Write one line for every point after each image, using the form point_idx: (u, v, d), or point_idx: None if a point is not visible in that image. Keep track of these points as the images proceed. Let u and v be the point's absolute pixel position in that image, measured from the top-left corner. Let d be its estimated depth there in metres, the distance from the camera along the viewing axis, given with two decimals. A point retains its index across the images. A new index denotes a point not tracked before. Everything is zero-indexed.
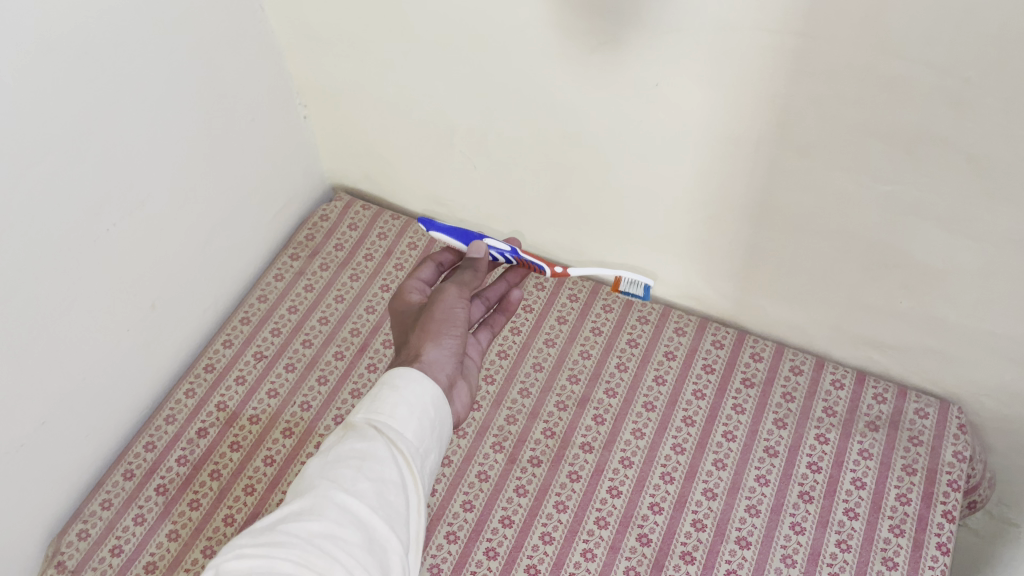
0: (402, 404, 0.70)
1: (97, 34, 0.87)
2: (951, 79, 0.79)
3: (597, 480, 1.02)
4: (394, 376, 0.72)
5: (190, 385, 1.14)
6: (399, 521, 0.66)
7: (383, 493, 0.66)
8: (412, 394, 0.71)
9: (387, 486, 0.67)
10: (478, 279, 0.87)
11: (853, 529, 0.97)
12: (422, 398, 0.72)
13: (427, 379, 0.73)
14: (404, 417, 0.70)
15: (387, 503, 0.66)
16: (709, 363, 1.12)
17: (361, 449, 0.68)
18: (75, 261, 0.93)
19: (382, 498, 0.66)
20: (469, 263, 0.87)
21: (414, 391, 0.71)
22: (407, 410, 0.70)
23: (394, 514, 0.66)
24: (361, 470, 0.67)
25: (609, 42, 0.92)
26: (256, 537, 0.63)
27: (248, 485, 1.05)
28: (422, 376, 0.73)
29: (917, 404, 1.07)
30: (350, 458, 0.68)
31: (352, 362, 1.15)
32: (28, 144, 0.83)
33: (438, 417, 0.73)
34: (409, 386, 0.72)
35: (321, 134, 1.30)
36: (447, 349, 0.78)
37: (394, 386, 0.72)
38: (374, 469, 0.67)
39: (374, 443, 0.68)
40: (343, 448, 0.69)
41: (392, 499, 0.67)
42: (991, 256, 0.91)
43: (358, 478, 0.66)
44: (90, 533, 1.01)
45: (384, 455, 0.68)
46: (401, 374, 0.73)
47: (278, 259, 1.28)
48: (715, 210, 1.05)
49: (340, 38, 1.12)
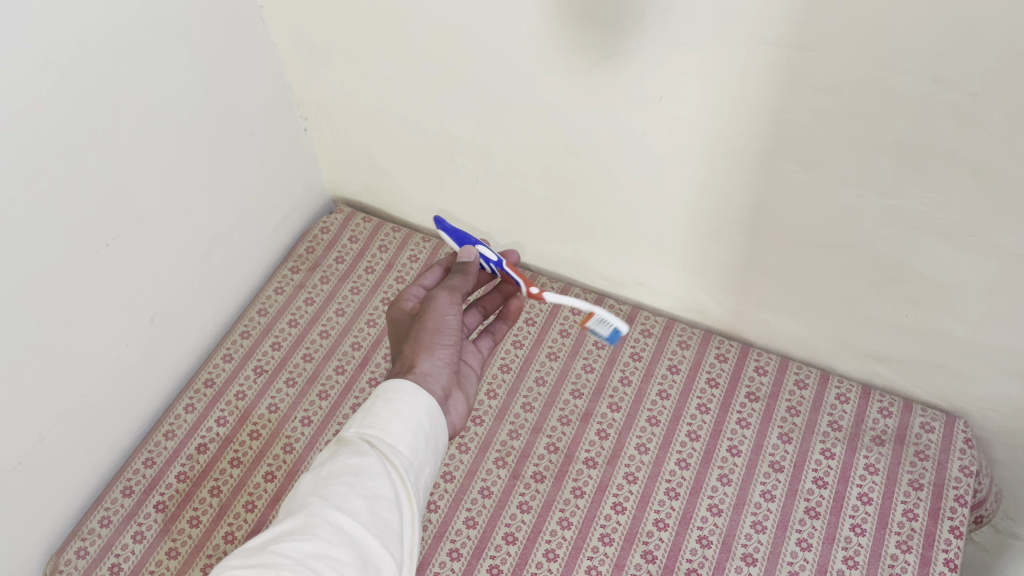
0: (397, 417, 0.70)
1: (96, 48, 0.86)
2: (958, 94, 0.79)
3: (601, 496, 1.01)
4: (389, 389, 0.72)
5: (190, 401, 1.13)
6: (393, 538, 0.65)
7: (376, 510, 0.66)
8: (407, 408, 0.70)
9: (381, 502, 0.66)
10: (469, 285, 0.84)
11: (860, 545, 0.96)
12: (416, 410, 0.71)
13: (422, 391, 0.72)
14: (397, 431, 0.69)
15: (380, 520, 0.66)
16: (713, 377, 1.11)
17: (354, 465, 0.68)
18: (73, 278, 0.92)
19: (375, 515, 0.66)
20: (459, 268, 0.85)
21: (408, 404, 0.71)
22: (401, 424, 0.69)
23: (387, 531, 0.65)
24: (354, 486, 0.66)
25: (612, 55, 0.92)
26: (247, 557, 0.63)
27: (248, 502, 1.03)
28: (416, 388, 0.72)
29: (923, 418, 1.06)
30: (342, 474, 0.67)
31: (353, 376, 1.14)
32: (27, 160, 0.82)
33: (433, 430, 0.72)
34: (402, 399, 0.71)
35: (322, 147, 1.29)
36: (441, 359, 0.77)
37: (388, 399, 0.71)
38: (367, 485, 0.67)
39: (367, 458, 0.68)
40: (336, 463, 0.69)
41: (386, 515, 0.66)
42: (998, 270, 0.90)
43: (350, 495, 0.66)
44: (89, 552, 1.00)
45: (377, 471, 0.68)
46: (396, 386, 0.72)
47: (278, 272, 1.27)
48: (719, 224, 1.04)
49: (340, 51, 1.12)
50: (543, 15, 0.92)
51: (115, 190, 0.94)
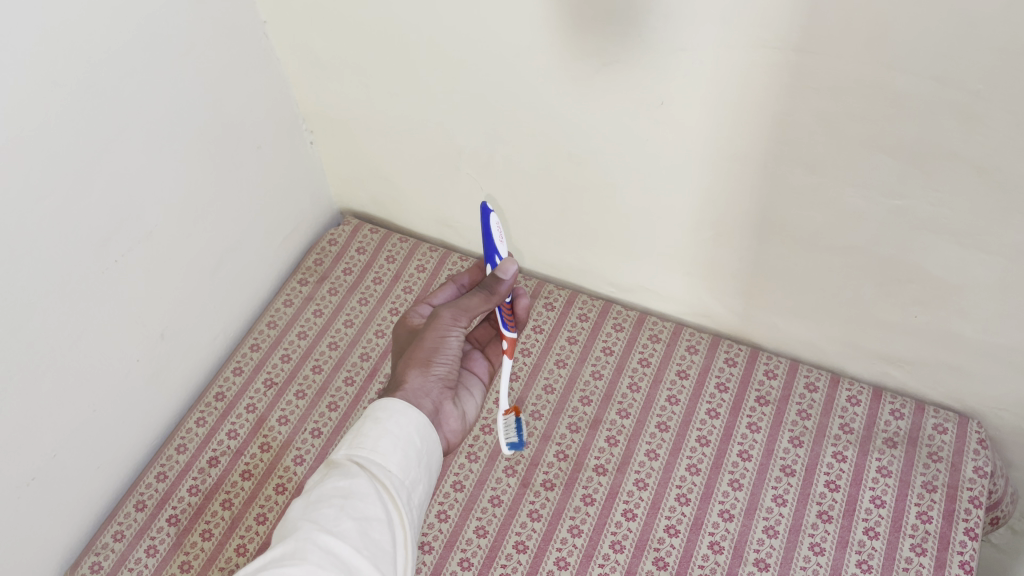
0: (386, 436, 0.71)
1: (103, 67, 0.87)
2: (961, 92, 0.78)
3: (611, 503, 1.01)
4: (378, 409, 0.73)
5: (201, 414, 1.14)
6: (385, 559, 0.66)
7: (368, 532, 0.66)
8: (397, 426, 0.72)
9: (372, 523, 0.67)
10: (487, 304, 0.80)
11: (873, 549, 0.95)
12: (406, 428, 0.72)
13: (411, 408, 0.74)
14: (387, 450, 0.70)
15: (372, 541, 0.66)
16: (723, 382, 1.11)
17: (344, 487, 0.68)
18: (83, 295, 0.93)
19: (367, 536, 0.66)
20: (487, 282, 0.80)
21: (398, 422, 0.72)
22: (390, 443, 0.71)
23: (379, 551, 0.66)
24: (345, 509, 0.66)
25: (611, 61, 0.92)
26: None
27: (260, 514, 1.04)
28: (406, 407, 0.74)
29: (935, 419, 1.05)
30: (333, 497, 0.67)
31: (362, 387, 1.15)
32: (34, 177, 0.83)
33: (424, 447, 0.74)
34: (392, 417, 0.73)
35: (329, 159, 1.30)
36: (434, 375, 0.81)
37: (378, 419, 0.73)
38: (357, 507, 0.67)
39: (356, 479, 0.69)
40: (326, 486, 0.69)
41: (378, 536, 0.66)
42: (1006, 270, 0.90)
43: (340, 518, 0.66)
44: (103, 566, 1.01)
45: (367, 492, 0.68)
46: (385, 406, 0.74)
47: (287, 285, 1.28)
48: (724, 228, 1.04)
49: (346, 65, 1.12)
50: (547, 24, 0.92)
51: (123, 206, 0.95)
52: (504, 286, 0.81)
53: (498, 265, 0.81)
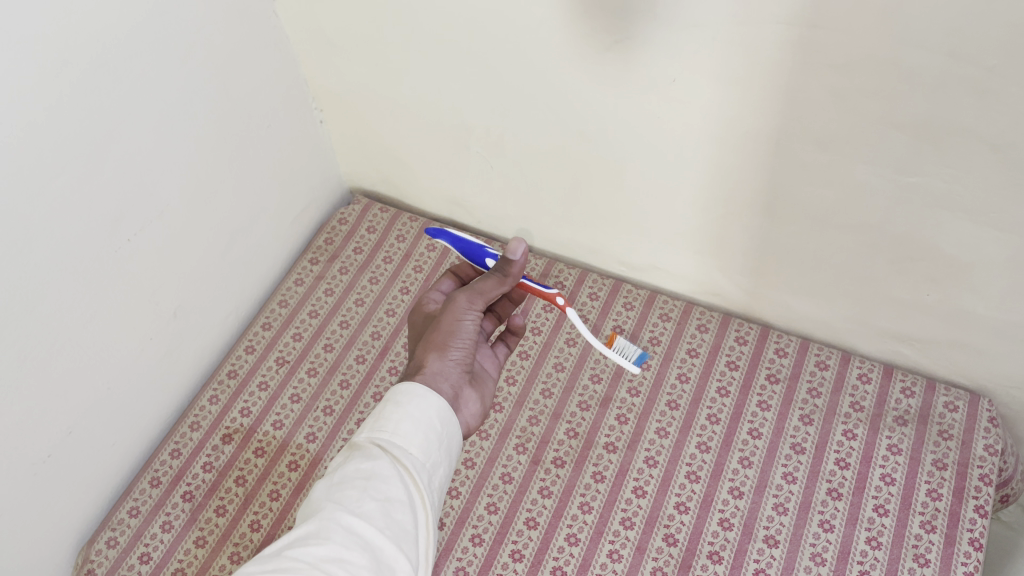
0: (407, 419, 0.71)
1: (113, 46, 0.87)
2: (974, 68, 0.77)
3: (621, 481, 1.02)
4: (398, 392, 0.72)
5: (213, 392, 1.15)
6: (407, 540, 0.67)
7: (389, 512, 0.67)
8: (417, 409, 0.71)
9: (394, 504, 0.67)
10: (504, 285, 0.87)
11: (883, 526, 0.95)
12: (427, 411, 0.72)
13: (431, 393, 0.73)
14: (408, 433, 0.70)
15: (393, 522, 0.67)
16: (733, 360, 1.11)
17: (366, 469, 0.69)
18: (96, 273, 0.93)
19: (389, 517, 0.67)
20: (498, 267, 0.88)
21: (419, 406, 0.72)
22: (411, 425, 0.70)
23: (401, 532, 0.67)
24: (366, 491, 0.67)
25: (622, 39, 0.91)
26: (264, 563, 0.64)
27: (273, 490, 1.05)
28: (426, 391, 0.73)
29: (947, 398, 1.05)
30: (355, 479, 0.69)
31: (374, 365, 1.15)
32: (46, 156, 0.83)
33: (445, 431, 0.73)
34: (412, 400, 0.72)
35: (338, 139, 1.30)
36: (452, 359, 0.81)
37: (397, 402, 0.72)
38: (379, 488, 0.68)
39: (378, 461, 0.69)
40: (348, 468, 0.70)
41: (399, 517, 0.67)
42: (1019, 246, 0.89)
43: (363, 500, 0.67)
44: (119, 541, 1.02)
45: (389, 474, 0.69)
46: (405, 389, 0.73)
47: (298, 264, 1.28)
48: (734, 206, 1.04)
49: (354, 43, 1.12)
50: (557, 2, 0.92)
51: (135, 186, 0.96)
52: (516, 267, 0.87)
53: (508, 246, 0.84)
